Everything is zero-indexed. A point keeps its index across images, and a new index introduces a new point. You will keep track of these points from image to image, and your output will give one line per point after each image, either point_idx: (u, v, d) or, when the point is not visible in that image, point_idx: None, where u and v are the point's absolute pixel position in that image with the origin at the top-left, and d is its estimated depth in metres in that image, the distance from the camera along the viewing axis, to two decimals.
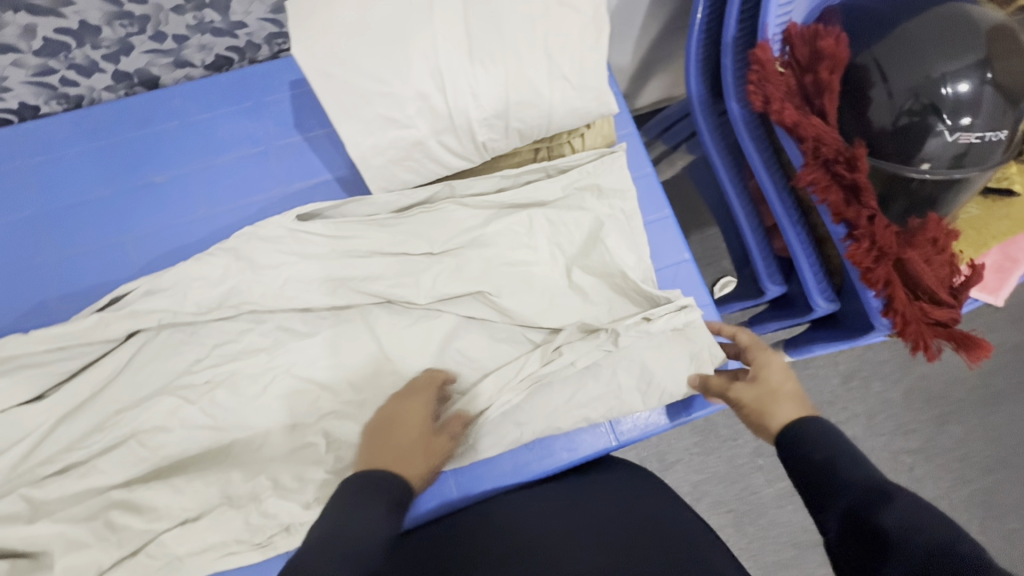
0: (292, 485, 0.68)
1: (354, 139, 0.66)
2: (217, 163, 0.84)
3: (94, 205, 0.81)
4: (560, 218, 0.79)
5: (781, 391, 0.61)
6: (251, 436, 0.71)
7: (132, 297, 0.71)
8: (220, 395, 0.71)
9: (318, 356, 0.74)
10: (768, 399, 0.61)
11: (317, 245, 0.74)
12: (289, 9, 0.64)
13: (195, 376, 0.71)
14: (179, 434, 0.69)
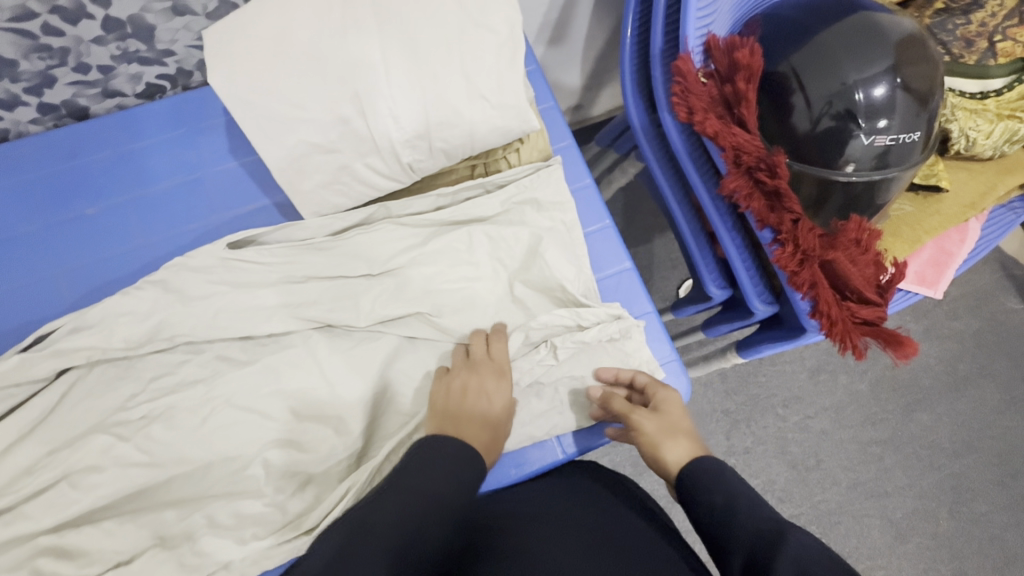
0: (229, 521, 0.66)
1: (279, 165, 0.65)
2: (150, 193, 0.82)
3: (22, 241, 0.79)
4: (500, 234, 0.78)
5: (675, 429, 0.68)
6: (187, 472, 0.69)
7: (58, 335, 0.70)
8: (154, 431, 0.69)
9: (259, 384, 0.71)
10: (665, 436, 0.68)
11: (252, 272, 0.73)
12: (207, 43, 0.65)
13: (129, 412, 0.69)
14: (108, 475, 0.66)
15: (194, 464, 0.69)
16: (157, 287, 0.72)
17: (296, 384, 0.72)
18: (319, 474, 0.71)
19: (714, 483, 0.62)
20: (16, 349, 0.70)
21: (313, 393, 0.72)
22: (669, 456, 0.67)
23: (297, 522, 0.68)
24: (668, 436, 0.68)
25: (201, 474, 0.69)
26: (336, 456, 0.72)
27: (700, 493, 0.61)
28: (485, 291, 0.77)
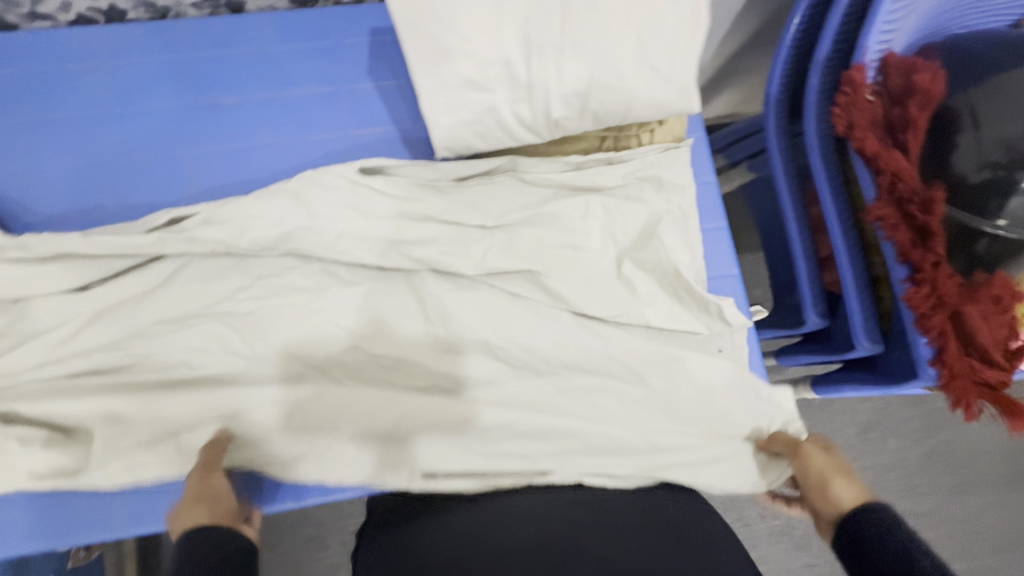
0: (299, 431, 0.70)
1: (429, 94, 0.66)
2: (285, 96, 0.83)
3: (162, 114, 0.81)
4: (618, 212, 0.78)
5: (851, 471, 0.63)
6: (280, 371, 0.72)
7: (191, 224, 0.73)
8: (260, 324, 0.72)
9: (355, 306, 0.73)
10: (838, 471, 0.63)
11: (370, 197, 0.74)
12: None
13: (235, 304, 0.72)
14: (214, 355, 0.71)
15: (287, 369, 0.72)
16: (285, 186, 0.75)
17: (395, 316, 0.73)
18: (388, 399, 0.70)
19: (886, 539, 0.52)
20: (151, 227, 0.73)
21: (407, 326, 0.73)
22: (843, 491, 0.60)
23: (368, 438, 0.70)
24: (843, 474, 0.63)
25: (290, 373, 0.72)
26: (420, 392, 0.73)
27: (873, 553, 0.52)
28: (596, 256, 0.77)
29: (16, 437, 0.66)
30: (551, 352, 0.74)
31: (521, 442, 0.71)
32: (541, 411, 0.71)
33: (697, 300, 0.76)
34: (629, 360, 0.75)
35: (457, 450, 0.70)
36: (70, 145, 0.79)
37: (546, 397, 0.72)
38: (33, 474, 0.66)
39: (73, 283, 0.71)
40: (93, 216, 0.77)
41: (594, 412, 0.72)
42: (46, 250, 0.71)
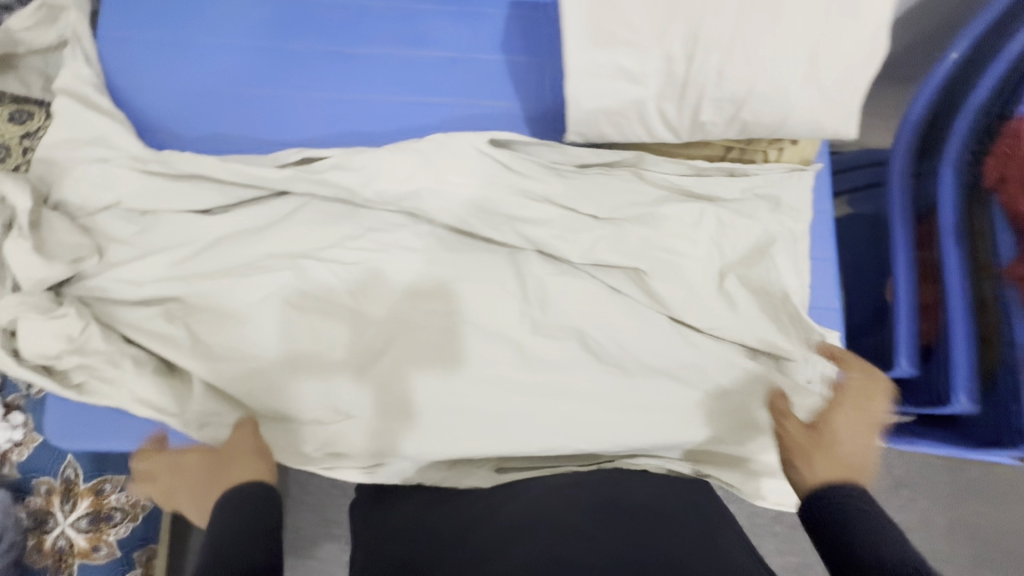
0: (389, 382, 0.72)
1: (578, 76, 0.65)
2: (414, 55, 0.83)
3: (292, 54, 0.81)
4: (731, 225, 0.77)
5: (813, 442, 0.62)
6: (372, 325, 0.74)
7: (321, 167, 0.75)
8: (366, 274, 0.75)
9: (458, 275, 0.75)
10: (815, 447, 0.61)
11: (493, 170, 0.75)
12: None
13: (348, 252, 0.75)
14: (314, 300, 0.74)
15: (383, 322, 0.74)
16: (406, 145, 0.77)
17: (489, 294, 0.74)
18: (476, 370, 0.73)
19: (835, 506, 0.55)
20: (281, 163, 0.75)
21: (502, 305, 0.74)
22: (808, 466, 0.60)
23: (451, 403, 0.72)
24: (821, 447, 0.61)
25: (381, 329, 0.74)
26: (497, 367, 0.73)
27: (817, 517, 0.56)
28: (691, 268, 0.76)
29: (130, 356, 0.71)
30: (638, 351, 0.75)
31: (591, 434, 0.73)
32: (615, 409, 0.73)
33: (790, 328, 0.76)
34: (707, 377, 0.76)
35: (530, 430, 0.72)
36: (199, 69, 0.80)
37: (622, 395, 0.74)
38: (139, 397, 0.70)
39: (196, 205, 0.74)
40: (220, 145, 0.79)
41: (665, 418, 0.74)
42: (176, 168, 0.74)
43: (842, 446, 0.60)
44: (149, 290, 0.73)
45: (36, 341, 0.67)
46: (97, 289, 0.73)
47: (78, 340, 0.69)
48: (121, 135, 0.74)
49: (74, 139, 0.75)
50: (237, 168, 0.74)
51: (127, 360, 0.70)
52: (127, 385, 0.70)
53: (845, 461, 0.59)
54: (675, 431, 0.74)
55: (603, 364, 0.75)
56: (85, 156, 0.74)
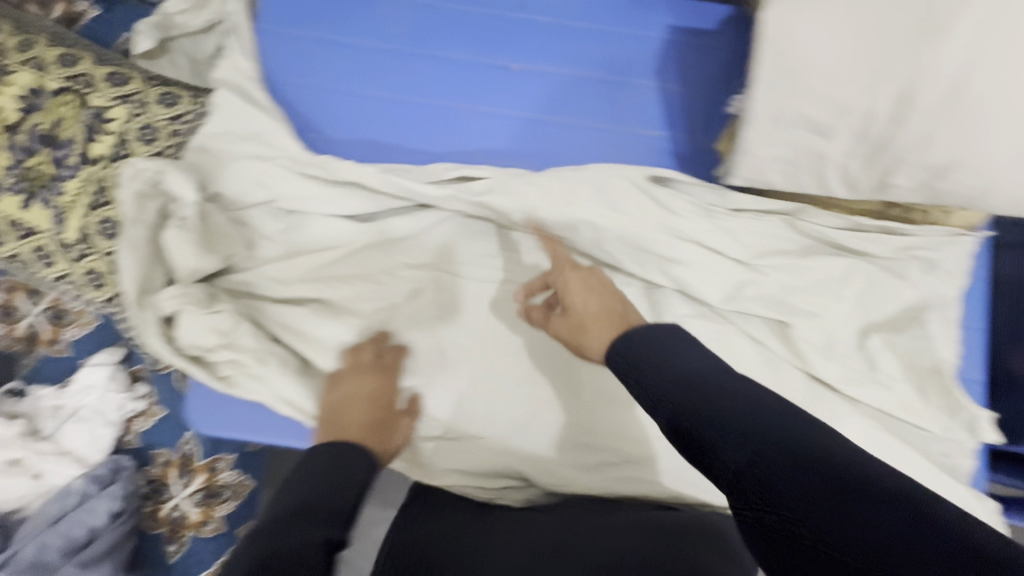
0: (513, 404, 0.73)
1: (759, 124, 0.63)
2: (568, 74, 0.82)
3: (448, 63, 0.81)
4: (881, 286, 0.74)
5: (582, 322, 0.62)
6: (506, 347, 0.75)
7: (472, 187, 0.75)
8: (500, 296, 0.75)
9: None
10: (585, 323, 0.62)
11: (641, 205, 0.74)
12: None
13: (484, 271, 0.76)
14: (451, 318, 0.75)
15: (517, 345, 0.75)
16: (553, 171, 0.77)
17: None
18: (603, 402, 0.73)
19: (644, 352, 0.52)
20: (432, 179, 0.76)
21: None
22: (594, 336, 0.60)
23: (576, 431, 0.72)
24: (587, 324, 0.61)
25: (518, 355, 0.74)
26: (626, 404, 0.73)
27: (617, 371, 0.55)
28: (836, 322, 0.73)
29: (277, 356, 0.72)
30: None
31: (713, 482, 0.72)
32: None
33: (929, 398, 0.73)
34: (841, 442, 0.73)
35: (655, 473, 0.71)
36: (356, 70, 0.80)
37: None
38: (284, 398, 0.72)
39: (344, 210, 0.75)
40: (368, 152, 0.80)
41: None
42: (331, 171, 0.75)
43: (621, 306, 0.61)
44: (292, 292, 0.75)
45: (190, 331, 0.69)
46: (244, 283, 0.75)
47: (228, 335, 0.70)
48: (279, 134, 0.76)
49: (231, 133, 0.77)
50: (393, 180, 0.74)
51: (273, 358, 0.71)
52: (273, 384, 0.71)
53: (596, 308, 0.61)
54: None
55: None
56: (244, 152, 0.75)
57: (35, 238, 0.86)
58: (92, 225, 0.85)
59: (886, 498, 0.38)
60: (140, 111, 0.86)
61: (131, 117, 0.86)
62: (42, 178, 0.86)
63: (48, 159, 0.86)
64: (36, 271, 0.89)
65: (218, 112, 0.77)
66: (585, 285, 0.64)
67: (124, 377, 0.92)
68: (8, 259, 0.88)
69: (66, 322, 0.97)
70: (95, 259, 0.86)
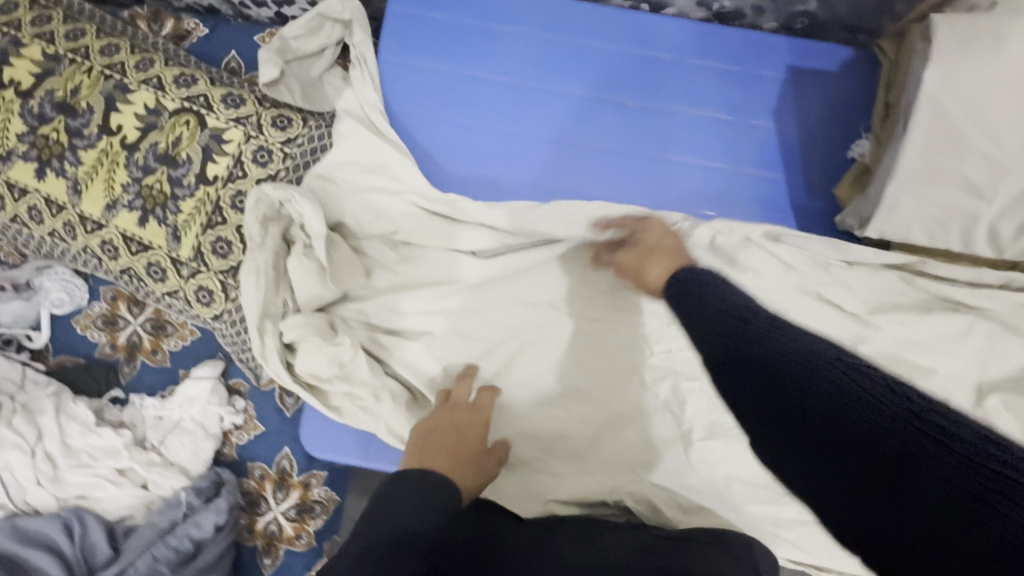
0: (621, 444, 0.75)
1: (911, 179, 0.63)
2: (686, 112, 0.81)
3: (566, 100, 0.82)
4: (1004, 344, 0.71)
5: (653, 251, 0.70)
6: (609, 377, 0.76)
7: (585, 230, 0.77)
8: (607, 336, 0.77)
9: None
10: (654, 254, 0.69)
11: (758, 255, 0.74)
12: (945, 28, 0.59)
13: (593, 311, 0.78)
14: (559, 350, 0.77)
15: (620, 376, 0.76)
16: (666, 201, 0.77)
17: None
18: (716, 448, 0.72)
19: (713, 280, 0.59)
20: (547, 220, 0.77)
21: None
22: (658, 266, 0.67)
23: (685, 471, 0.73)
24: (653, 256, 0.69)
25: (626, 396, 0.76)
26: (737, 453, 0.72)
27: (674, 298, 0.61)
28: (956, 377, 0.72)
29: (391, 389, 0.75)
30: None
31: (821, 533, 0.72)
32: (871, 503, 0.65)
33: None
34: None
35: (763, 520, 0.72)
36: (477, 106, 0.83)
37: None
38: (393, 429, 0.74)
39: (461, 242, 0.79)
40: (482, 186, 0.81)
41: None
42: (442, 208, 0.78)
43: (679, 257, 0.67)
44: (410, 319, 0.78)
45: (307, 359, 0.73)
46: (361, 311, 0.78)
47: (343, 364, 0.73)
48: (398, 164, 0.78)
49: (358, 163, 0.78)
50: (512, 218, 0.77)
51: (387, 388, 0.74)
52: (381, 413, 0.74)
53: (669, 249, 0.69)
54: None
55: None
56: (364, 181, 0.78)
57: (150, 254, 0.89)
58: (206, 243, 0.87)
59: (950, 508, 0.40)
60: (255, 133, 0.88)
61: (247, 139, 0.88)
62: (157, 196, 0.87)
63: (165, 177, 0.87)
64: (146, 285, 0.91)
65: (344, 143, 0.78)
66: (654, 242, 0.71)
67: (223, 391, 0.94)
68: (122, 273, 0.92)
69: (167, 333, 0.99)
70: (206, 277, 0.88)
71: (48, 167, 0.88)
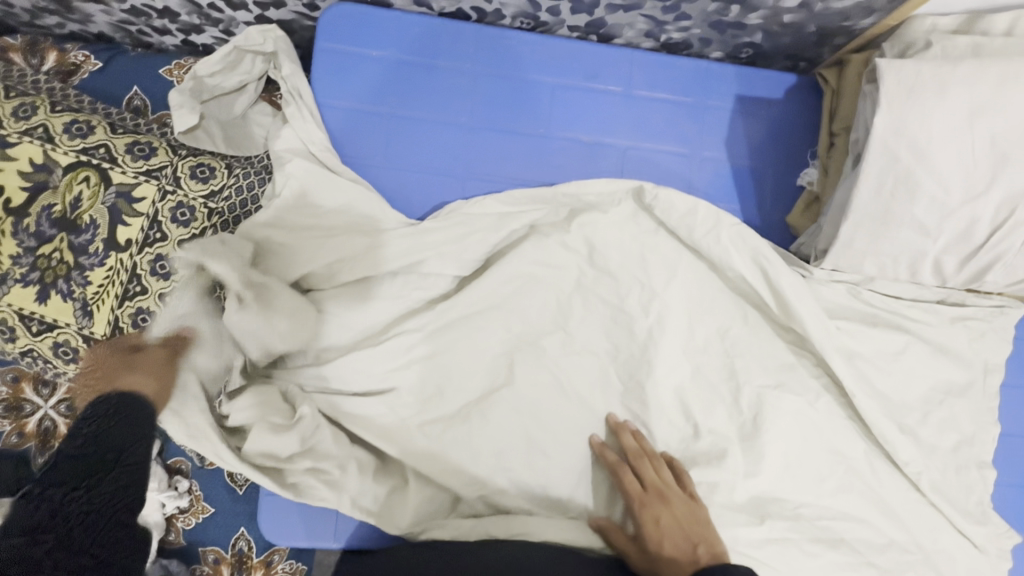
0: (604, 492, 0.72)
1: (864, 219, 0.64)
2: (643, 146, 0.79)
3: (520, 139, 0.78)
4: (933, 362, 0.78)
5: (674, 542, 0.65)
6: (581, 421, 0.74)
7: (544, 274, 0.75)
8: (581, 383, 0.74)
9: (677, 385, 0.76)
10: (676, 547, 0.64)
11: (709, 284, 0.77)
12: (892, 75, 0.62)
13: (566, 358, 0.74)
14: (531, 405, 0.73)
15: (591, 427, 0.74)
16: (639, 220, 0.77)
17: (697, 406, 0.75)
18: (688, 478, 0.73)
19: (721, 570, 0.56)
20: (508, 265, 0.74)
21: (720, 419, 0.75)
22: (676, 572, 0.61)
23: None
24: (672, 553, 0.64)
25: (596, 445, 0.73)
26: (711, 486, 0.73)
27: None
28: (893, 391, 0.78)
29: (356, 461, 0.69)
30: (847, 475, 0.76)
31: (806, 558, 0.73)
32: (818, 511, 0.74)
33: (977, 463, 0.79)
34: (910, 512, 0.76)
35: (745, 547, 0.71)
36: (424, 149, 0.76)
37: (832, 522, 0.75)
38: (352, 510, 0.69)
39: (417, 293, 0.74)
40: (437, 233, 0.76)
41: (873, 550, 0.74)
42: (393, 264, 0.73)
43: (701, 543, 0.64)
44: (367, 390, 0.72)
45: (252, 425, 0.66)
46: (316, 379, 0.72)
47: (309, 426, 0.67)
48: (343, 221, 0.72)
49: (318, 206, 0.72)
50: (466, 259, 0.74)
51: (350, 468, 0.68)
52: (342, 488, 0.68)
53: (682, 548, 0.64)
54: (885, 568, 0.74)
55: (810, 485, 0.75)
56: (306, 239, 0.71)
57: (56, 333, 0.77)
58: (124, 317, 0.76)
59: None
60: (172, 187, 0.78)
61: (163, 195, 0.77)
62: (58, 267, 0.76)
63: (65, 245, 0.75)
64: (55, 365, 0.80)
65: (300, 184, 0.72)
66: (671, 524, 0.65)
67: (163, 472, 0.84)
68: (23, 353, 0.79)
69: None
70: None
71: None
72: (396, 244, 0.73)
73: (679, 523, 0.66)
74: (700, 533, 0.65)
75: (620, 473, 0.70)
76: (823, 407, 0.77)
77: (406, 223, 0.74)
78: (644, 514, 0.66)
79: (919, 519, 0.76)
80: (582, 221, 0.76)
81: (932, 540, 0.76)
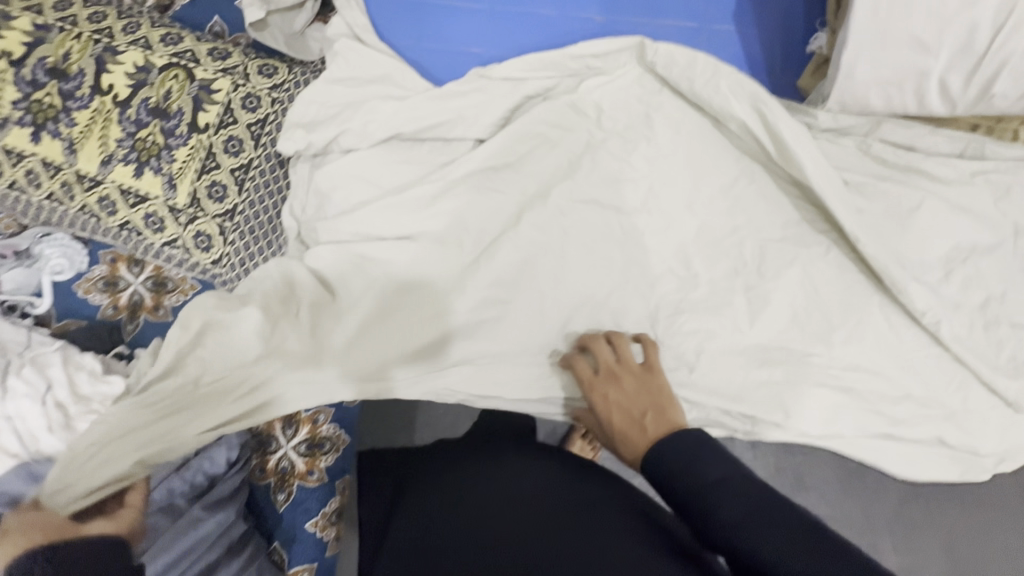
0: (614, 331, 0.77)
1: (862, 44, 0.67)
2: (653, 20, 0.85)
3: (538, 20, 0.86)
4: (954, 214, 0.77)
5: (630, 414, 0.62)
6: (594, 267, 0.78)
7: (561, 136, 0.81)
8: (590, 232, 0.79)
9: (684, 239, 0.80)
10: (627, 419, 0.62)
11: (717, 143, 0.81)
12: None
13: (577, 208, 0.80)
14: (542, 251, 0.78)
15: (601, 272, 0.78)
16: (643, 86, 0.83)
17: (703, 262, 0.79)
18: (689, 321, 0.77)
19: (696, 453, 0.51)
20: (524, 126, 0.81)
21: (727, 271, 0.78)
22: (628, 445, 0.60)
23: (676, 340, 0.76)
24: (625, 426, 0.62)
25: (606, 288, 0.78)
26: (714, 333, 0.77)
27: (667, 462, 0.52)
28: (910, 250, 0.77)
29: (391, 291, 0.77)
30: (863, 326, 0.75)
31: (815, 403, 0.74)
32: (828, 358, 0.74)
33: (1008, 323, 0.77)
34: (932, 366, 0.75)
35: (749, 387, 0.75)
36: (451, 30, 0.86)
37: (845, 369, 0.75)
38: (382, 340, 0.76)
39: (441, 157, 0.83)
40: None
41: (887, 402, 0.74)
42: (415, 128, 0.82)
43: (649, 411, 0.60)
44: (394, 237, 0.79)
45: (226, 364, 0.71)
46: (351, 229, 0.79)
47: (330, 270, 0.78)
48: (377, 89, 0.83)
49: (359, 78, 0.83)
50: (485, 122, 0.83)
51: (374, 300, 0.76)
52: (359, 319, 0.75)
53: (633, 418, 0.61)
54: (900, 418, 0.74)
55: (819, 335, 0.75)
56: (347, 105, 0.82)
57: (147, 205, 0.91)
58: (201, 188, 0.90)
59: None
60: (243, 81, 0.93)
61: (236, 87, 0.92)
62: (151, 147, 0.90)
63: (158, 128, 0.90)
64: (144, 238, 0.93)
65: (342, 60, 0.83)
66: (620, 399, 0.64)
67: None
68: (120, 228, 0.93)
69: (168, 289, 1.00)
70: (203, 222, 0.91)
71: (43, 130, 0.88)
72: (422, 104, 0.81)
73: (634, 397, 0.63)
74: (652, 405, 0.61)
75: (575, 367, 0.71)
76: (834, 257, 0.77)
77: (431, 89, 0.83)
78: (598, 399, 0.66)
79: (940, 374, 0.75)
80: (591, 85, 0.83)
81: (960, 398, 0.74)
